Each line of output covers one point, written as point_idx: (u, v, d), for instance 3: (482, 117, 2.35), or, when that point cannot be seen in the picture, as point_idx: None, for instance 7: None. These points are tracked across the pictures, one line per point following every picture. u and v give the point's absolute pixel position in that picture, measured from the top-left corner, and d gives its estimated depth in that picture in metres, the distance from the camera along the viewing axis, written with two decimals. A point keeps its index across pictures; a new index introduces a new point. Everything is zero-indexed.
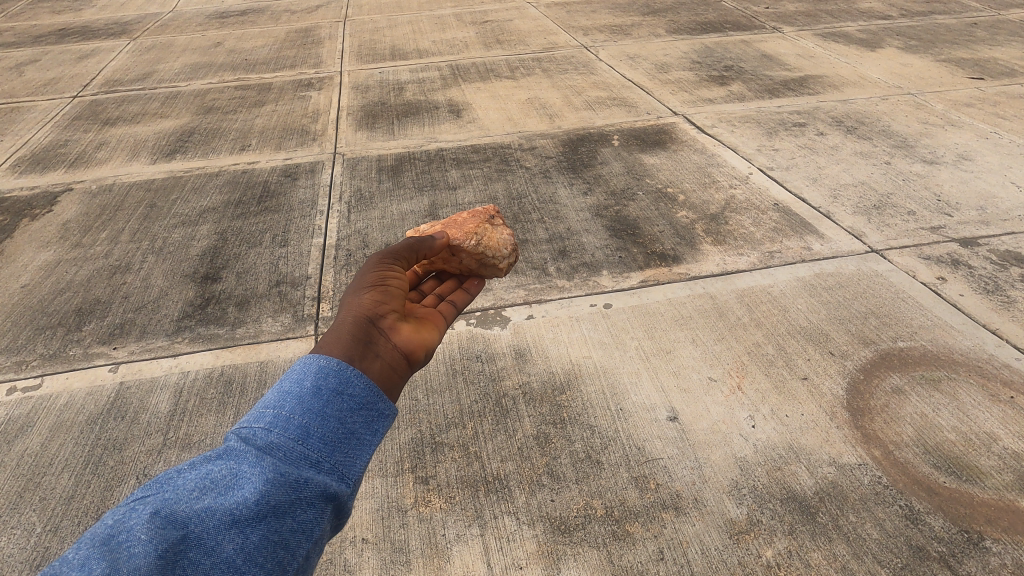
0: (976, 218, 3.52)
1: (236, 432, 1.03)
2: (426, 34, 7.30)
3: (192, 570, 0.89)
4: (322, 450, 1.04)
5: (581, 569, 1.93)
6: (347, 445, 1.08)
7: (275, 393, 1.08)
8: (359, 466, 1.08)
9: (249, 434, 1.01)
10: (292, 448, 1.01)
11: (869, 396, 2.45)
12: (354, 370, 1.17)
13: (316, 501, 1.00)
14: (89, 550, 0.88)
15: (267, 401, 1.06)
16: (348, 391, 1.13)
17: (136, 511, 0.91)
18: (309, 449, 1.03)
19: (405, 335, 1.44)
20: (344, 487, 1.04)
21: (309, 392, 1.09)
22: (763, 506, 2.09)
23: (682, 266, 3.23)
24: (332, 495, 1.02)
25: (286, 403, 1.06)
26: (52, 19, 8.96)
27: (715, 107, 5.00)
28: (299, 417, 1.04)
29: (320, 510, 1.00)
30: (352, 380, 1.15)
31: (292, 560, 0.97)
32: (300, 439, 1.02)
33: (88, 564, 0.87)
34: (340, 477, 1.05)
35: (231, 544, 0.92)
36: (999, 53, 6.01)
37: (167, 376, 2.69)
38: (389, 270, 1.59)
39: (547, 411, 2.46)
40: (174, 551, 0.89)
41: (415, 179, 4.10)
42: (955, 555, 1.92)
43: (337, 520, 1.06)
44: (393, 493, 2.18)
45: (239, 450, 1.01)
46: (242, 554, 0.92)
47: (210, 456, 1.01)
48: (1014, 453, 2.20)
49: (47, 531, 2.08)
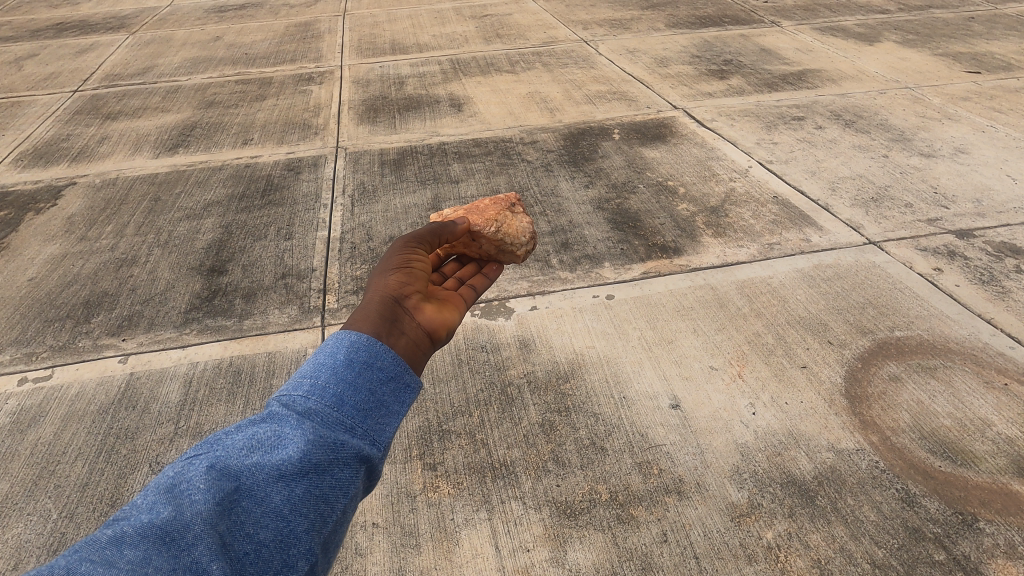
0: (973, 211, 3.57)
1: (278, 398, 1.10)
2: (425, 28, 7.31)
3: (244, 517, 0.96)
4: (355, 417, 1.11)
5: (587, 551, 1.99)
6: (377, 414, 1.15)
7: (311, 365, 1.15)
8: (388, 432, 1.15)
9: (290, 400, 1.09)
10: (330, 413, 1.09)
11: (867, 384, 2.51)
12: (382, 345, 1.24)
13: (351, 461, 1.07)
14: (154, 497, 0.94)
15: (304, 371, 1.14)
16: (378, 364, 1.20)
17: (193, 464, 0.98)
18: (344, 415, 1.10)
19: (428, 314, 1.50)
20: (376, 451, 1.12)
21: (343, 363, 1.16)
22: (763, 490, 2.14)
23: (682, 258, 3.28)
24: (366, 457, 1.09)
25: (322, 372, 1.13)
26: (50, 13, 8.95)
27: (714, 101, 5.04)
28: (335, 386, 1.12)
29: (355, 469, 1.07)
30: (381, 354, 1.22)
31: (331, 514, 1.04)
32: (336, 406, 1.10)
33: (155, 507, 0.93)
34: (372, 441, 1.12)
35: (279, 496, 0.99)
36: (997, 47, 6.05)
37: (177, 366, 2.73)
38: (413, 255, 1.68)
39: (552, 399, 2.51)
40: (229, 500, 0.96)
41: (418, 172, 4.14)
42: (950, 536, 1.98)
43: (368, 482, 1.14)
44: (402, 479, 2.22)
45: (281, 414, 1.08)
46: (288, 505, 0.99)
47: (254, 420, 1.08)
48: (1008, 438, 2.26)
49: (63, 517, 2.13)
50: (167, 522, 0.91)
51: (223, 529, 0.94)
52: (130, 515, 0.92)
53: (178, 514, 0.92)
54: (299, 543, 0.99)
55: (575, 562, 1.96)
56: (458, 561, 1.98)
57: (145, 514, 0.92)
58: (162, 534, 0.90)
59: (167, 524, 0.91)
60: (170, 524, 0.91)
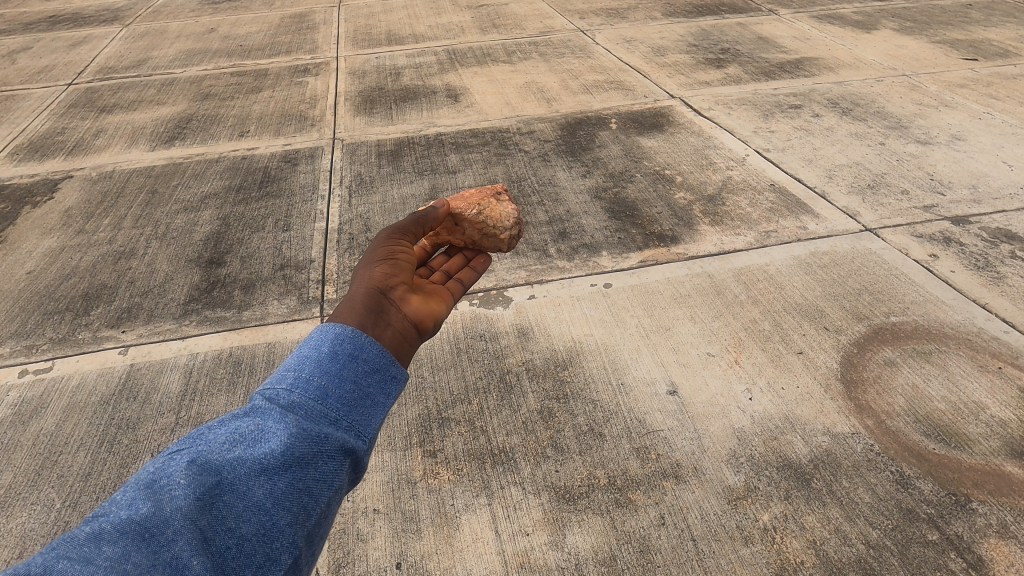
0: (968, 197, 3.58)
1: (262, 392, 1.12)
2: (421, 18, 7.28)
3: (226, 512, 0.97)
4: (340, 409, 1.13)
5: (586, 535, 2.01)
6: (362, 406, 1.16)
7: (296, 358, 1.17)
8: (373, 424, 1.16)
9: (273, 394, 1.10)
10: (313, 406, 1.10)
11: (862, 369, 2.53)
12: (368, 338, 1.26)
13: (335, 454, 1.08)
14: (134, 493, 0.96)
15: (289, 364, 1.15)
16: (363, 356, 1.21)
17: (174, 460, 1.00)
18: (328, 408, 1.11)
19: (415, 306, 1.52)
20: (361, 443, 1.13)
21: (328, 356, 1.18)
22: (760, 473, 2.17)
23: (680, 247, 3.29)
24: (349, 449, 1.11)
25: (306, 365, 1.15)
26: (42, 6, 8.89)
27: (712, 90, 5.04)
28: (319, 379, 1.13)
29: (339, 462, 1.09)
30: (365, 346, 1.24)
31: (315, 506, 1.05)
32: (320, 399, 1.11)
33: (135, 503, 0.94)
34: (357, 434, 1.13)
35: (261, 490, 1.00)
36: (993, 34, 6.05)
37: (176, 357, 2.74)
38: (397, 246, 1.68)
39: (550, 386, 2.53)
40: (210, 494, 0.97)
41: (415, 163, 4.14)
42: (943, 516, 2.00)
43: (353, 474, 1.15)
44: (403, 466, 2.24)
45: (265, 408, 1.10)
46: (271, 499, 1.01)
47: (238, 414, 1.10)
48: (1002, 421, 2.29)
49: (66, 506, 2.15)
50: (146, 519, 0.92)
51: (204, 524, 0.95)
52: (108, 511, 0.93)
53: (158, 509, 0.93)
54: (282, 537, 1.01)
55: (574, 545, 1.98)
56: (458, 546, 2.00)
57: (125, 510, 0.93)
58: (141, 530, 0.91)
59: (147, 520, 0.92)
60: (149, 521, 0.92)
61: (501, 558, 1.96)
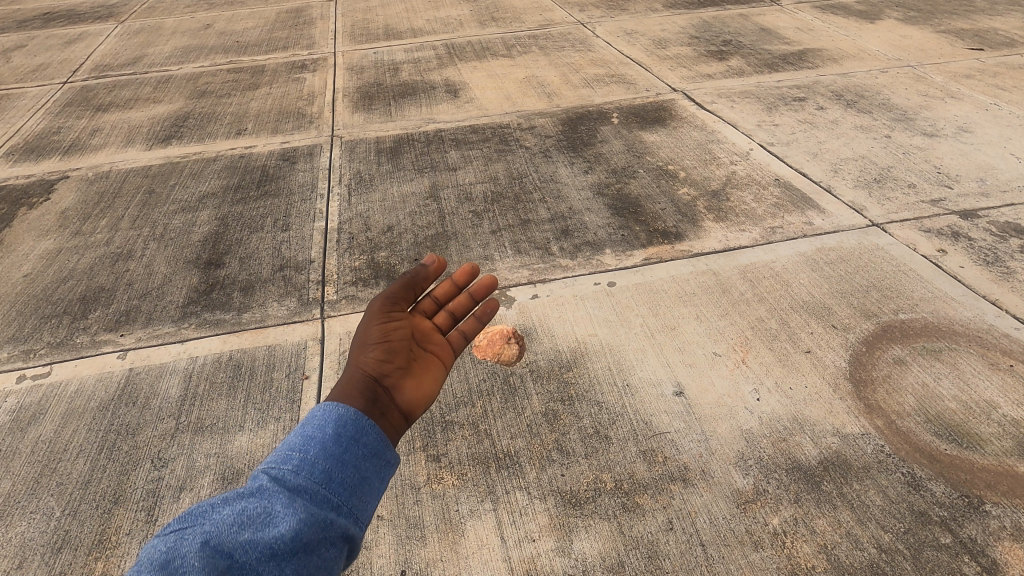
0: (976, 190, 3.54)
1: (267, 472, 1.09)
2: (419, 12, 7.21)
3: None
4: (341, 494, 1.09)
5: (593, 541, 1.98)
6: (363, 490, 1.12)
7: (298, 438, 1.14)
8: (372, 509, 1.12)
9: (279, 475, 1.07)
10: (318, 490, 1.07)
11: (871, 368, 2.50)
12: (369, 420, 1.21)
13: (338, 540, 1.04)
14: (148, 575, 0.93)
15: (292, 444, 1.12)
16: (364, 438, 1.17)
17: (185, 541, 0.98)
18: (331, 492, 1.08)
19: (407, 394, 1.41)
20: (361, 529, 1.09)
21: (329, 438, 1.14)
22: (768, 476, 2.13)
23: (684, 244, 3.25)
24: (350, 536, 1.07)
25: (310, 446, 1.12)
26: (37, 3, 8.81)
27: (714, 83, 4.98)
28: (321, 463, 1.10)
29: (341, 550, 1.04)
30: (366, 429, 1.19)
31: None
32: (323, 483, 1.07)
33: None
34: (356, 519, 1.09)
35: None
36: (999, 23, 5.98)
37: (176, 361, 2.71)
38: (390, 321, 1.54)
39: (555, 388, 2.50)
40: None
41: (416, 160, 4.09)
42: (956, 519, 1.97)
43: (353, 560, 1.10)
44: (406, 471, 2.21)
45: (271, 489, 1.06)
46: None
47: (243, 492, 1.07)
48: (1014, 420, 2.25)
49: (66, 515, 2.12)
50: None
51: None
52: None
53: None
54: None
55: (581, 551, 1.95)
56: (464, 552, 1.97)
57: None
58: None
59: None
60: None
61: (507, 565, 1.94)
